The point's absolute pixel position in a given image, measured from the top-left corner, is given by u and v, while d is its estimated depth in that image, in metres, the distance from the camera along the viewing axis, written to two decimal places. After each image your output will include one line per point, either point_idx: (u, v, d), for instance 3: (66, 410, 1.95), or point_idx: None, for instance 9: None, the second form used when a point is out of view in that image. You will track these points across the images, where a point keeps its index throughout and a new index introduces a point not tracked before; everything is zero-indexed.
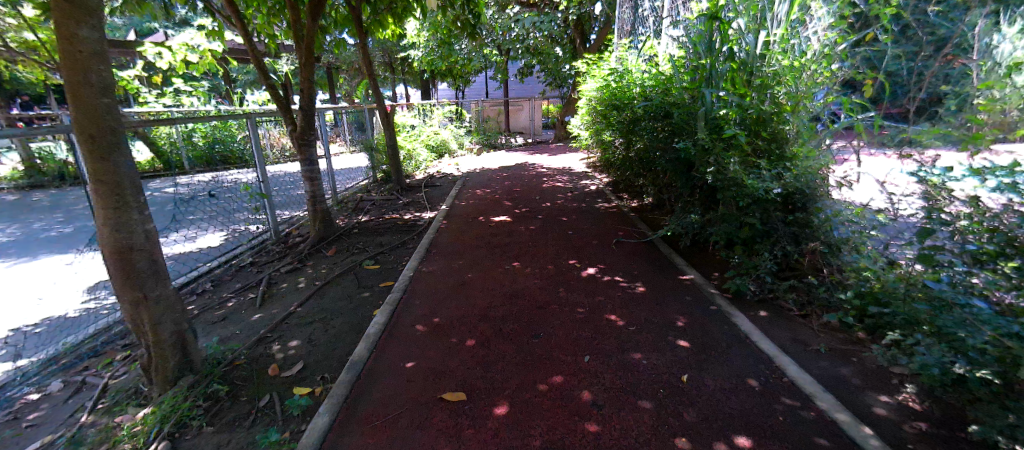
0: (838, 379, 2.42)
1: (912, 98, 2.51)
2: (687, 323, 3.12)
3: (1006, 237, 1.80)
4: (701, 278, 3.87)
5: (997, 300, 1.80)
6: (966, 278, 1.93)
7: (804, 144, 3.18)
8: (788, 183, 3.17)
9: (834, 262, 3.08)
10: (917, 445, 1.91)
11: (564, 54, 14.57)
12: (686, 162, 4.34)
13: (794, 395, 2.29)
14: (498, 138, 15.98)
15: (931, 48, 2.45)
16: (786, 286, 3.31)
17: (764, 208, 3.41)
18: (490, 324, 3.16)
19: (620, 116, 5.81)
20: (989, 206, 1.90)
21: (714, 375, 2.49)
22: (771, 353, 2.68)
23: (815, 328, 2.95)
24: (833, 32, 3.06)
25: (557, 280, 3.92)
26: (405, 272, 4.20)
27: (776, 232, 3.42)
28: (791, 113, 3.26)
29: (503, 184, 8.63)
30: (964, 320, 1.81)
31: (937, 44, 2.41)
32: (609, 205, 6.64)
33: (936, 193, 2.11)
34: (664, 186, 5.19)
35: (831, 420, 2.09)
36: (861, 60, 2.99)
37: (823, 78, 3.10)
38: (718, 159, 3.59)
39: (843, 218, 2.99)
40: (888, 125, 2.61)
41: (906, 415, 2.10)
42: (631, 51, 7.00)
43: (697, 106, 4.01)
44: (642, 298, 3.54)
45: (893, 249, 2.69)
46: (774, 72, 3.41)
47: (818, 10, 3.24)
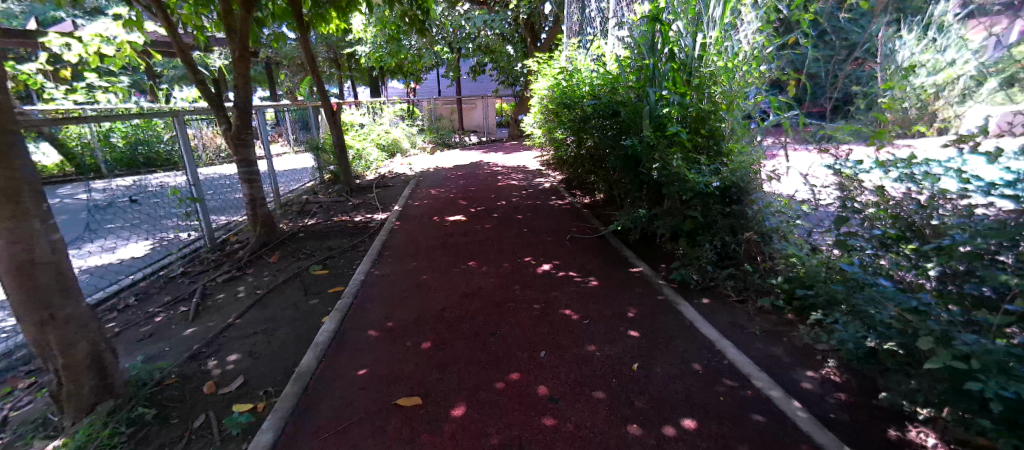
0: (771, 358, 2.61)
1: (829, 98, 2.78)
2: (638, 314, 3.24)
3: (906, 222, 2.01)
4: (649, 270, 4.04)
5: (899, 278, 1.98)
6: (874, 260, 2.11)
7: (738, 140, 3.39)
8: (725, 178, 3.39)
9: (767, 249, 3.32)
10: (837, 415, 2.10)
11: (516, 53, 14.65)
12: (634, 159, 4.49)
13: (734, 376, 2.45)
14: (452, 137, 15.77)
15: (845, 53, 2.68)
16: (725, 274, 3.53)
17: (705, 201, 3.64)
18: (446, 326, 3.11)
19: (570, 115, 5.89)
20: (892, 194, 2.14)
21: (662, 363, 2.61)
22: (713, 338, 2.84)
23: (751, 312, 3.17)
24: (761, 35, 3.25)
25: (513, 278, 3.94)
26: (357, 276, 4.06)
27: (716, 224, 3.62)
28: (727, 111, 3.44)
29: (458, 183, 8.54)
30: (873, 298, 1.96)
31: (850, 49, 2.65)
32: (562, 201, 6.77)
33: (850, 185, 2.36)
34: (614, 182, 5.35)
35: (765, 397, 2.25)
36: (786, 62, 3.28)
37: (753, 79, 3.28)
38: (662, 155, 3.75)
39: (774, 209, 3.21)
40: (811, 123, 2.84)
41: (829, 388, 2.31)
42: (580, 51, 7.19)
43: (643, 106, 4.16)
44: (595, 292, 3.63)
45: (816, 236, 2.95)
46: (711, 72, 3.59)
47: (748, 15, 3.44)
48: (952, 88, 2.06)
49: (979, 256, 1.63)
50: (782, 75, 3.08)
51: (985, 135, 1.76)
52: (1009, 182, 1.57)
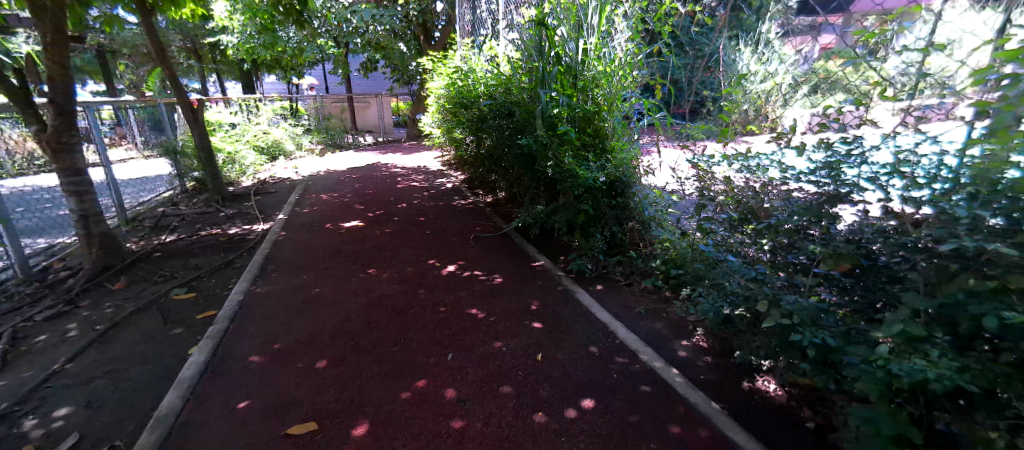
0: (654, 332, 2.92)
1: (687, 101, 3.16)
2: (540, 306, 3.38)
3: (746, 207, 2.38)
4: (549, 263, 4.24)
5: (745, 253, 2.35)
6: (727, 239, 2.49)
7: (619, 138, 3.73)
8: (610, 173, 3.69)
9: (647, 236, 3.70)
10: (706, 375, 2.43)
11: (409, 50, 14.24)
12: (529, 157, 4.65)
13: (624, 353, 2.69)
14: (344, 137, 14.76)
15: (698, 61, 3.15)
16: (614, 261, 3.85)
17: (594, 196, 3.88)
18: (343, 340, 2.90)
19: (468, 114, 5.89)
20: (737, 183, 2.52)
21: (563, 350, 2.75)
22: (606, 321, 3.07)
23: (637, 293, 3.50)
24: (632, 43, 3.59)
25: (416, 282, 3.83)
26: (233, 296, 3.60)
27: (605, 216, 3.93)
28: (608, 112, 3.75)
29: (352, 186, 8.04)
30: (726, 272, 2.30)
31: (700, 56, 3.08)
32: (465, 201, 6.77)
33: (705, 176, 2.74)
34: (515, 180, 5.50)
35: (650, 369, 2.51)
36: (655, 67, 3.67)
37: (628, 84, 3.67)
38: (555, 154, 3.93)
39: (650, 200, 3.62)
40: (676, 123, 3.24)
41: (700, 353, 2.65)
42: (473, 51, 7.23)
43: (534, 106, 4.31)
44: (499, 289, 3.70)
45: (684, 221, 3.35)
46: (592, 76, 3.86)
47: (620, 25, 3.73)
48: (775, 94, 2.46)
49: (797, 231, 2.01)
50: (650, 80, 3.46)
51: (793, 133, 2.20)
52: (811, 170, 1.99)
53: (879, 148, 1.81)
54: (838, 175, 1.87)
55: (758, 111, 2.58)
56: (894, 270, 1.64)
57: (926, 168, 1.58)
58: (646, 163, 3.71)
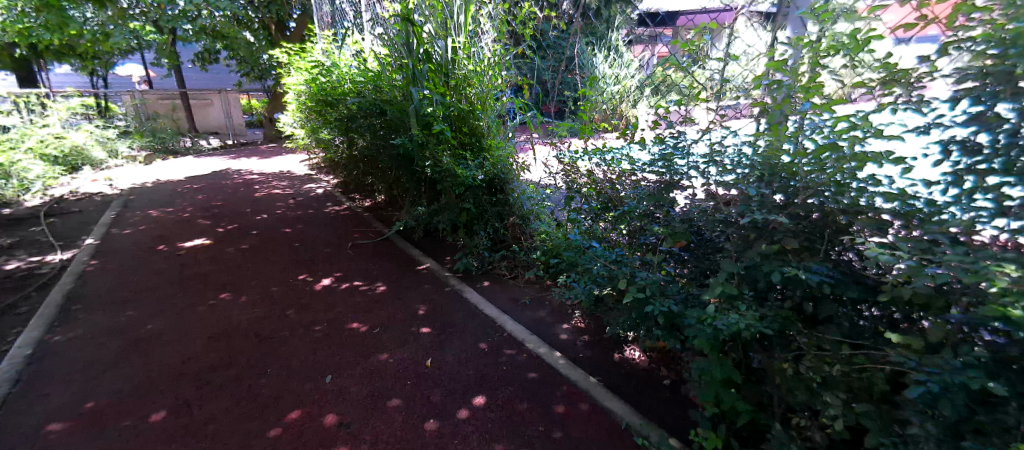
0: (539, 320, 3.08)
1: (557, 101, 3.49)
2: (428, 310, 3.30)
3: (606, 197, 2.65)
4: (435, 265, 4.17)
5: (607, 238, 2.61)
6: (593, 227, 2.72)
7: (495, 137, 3.78)
8: (488, 171, 3.78)
9: (527, 229, 3.86)
10: (584, 353, 2.65)
11: (258, 41, 12.61)
12: (406, 157, 4.49)
13: (511, 345, 2.78)
14: (180, 141, 12.50)
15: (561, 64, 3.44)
16: (499, 257, 3.94)
17: (475, 194, 3.98)
18: (190, 382, 2.46)
19: (334, 113, 5.43)
20: (597, 175, 2.76)
21: (452, 352, 2.73)
22: (493, 316, 3.14)
23: (522, 285, 3.65)
24: (499, 44, 3.71)
25: (283, 302, 3.42)
26: (20, 351, 2.79)
27: (486, 213, 4.00)
28: (482, 111, 3.78)
29: (196, 198, 6.86)
30: (593, 257, 2.52)
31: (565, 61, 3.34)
32: (339, 207, 6.28)
33: (572, 170, 2.95)
34: (394, 182, 5.27)
35: (536, 356, 2.63)
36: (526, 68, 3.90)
37: (498, 84, 3.75)
38: (432, 154, 3.85)
39: (527, 195, 3.74)
40: (546, 121, 3.45)
41: (578, 333, 2.87)
42: (334, 44, 6.64)
43: (407, 104, 4.04)
44: (382, 298, 3.51)
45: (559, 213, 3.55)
46: (464, 75, 3.85)
47: (486, 26, 3.82)
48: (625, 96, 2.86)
49: (645, 215, 2.29)
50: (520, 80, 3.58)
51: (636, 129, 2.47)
52: (651, 162, 2.29)
53: (698, 141, 2.15)
54: (671, 165, 2.18)
55: (614, 110, 2.92)
56: (716, 242, 1.98)
57: (732, 156, 1.94)
58: (521, 159, 3.85)
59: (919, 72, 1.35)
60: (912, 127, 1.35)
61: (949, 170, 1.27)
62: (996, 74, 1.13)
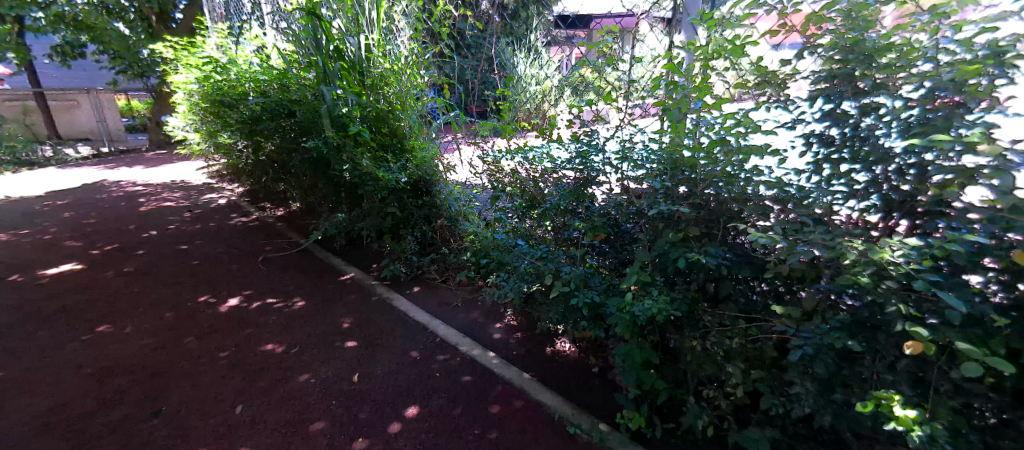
0: (472, 322, 3.05)
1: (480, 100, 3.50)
2: (353, 322, 3.13)
3: (529, 196, 2.70)
4: (360, 274, 3.97)
5: (534, 237, 2.63)
6: (522, 225, 2.70)
7: (418, 137, 3.66)
8: (412, 173, 3.65)
9: (456, 231, 3.81)
10: (517, 351, 2.68)
11: (136, 34, 11.05)
12: (321, 161, 4.20)
13: (444, 350, 2.73)
14: (37, 150, 10.58)
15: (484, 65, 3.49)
16: (428, 261, 3.84)
17: (400, 197, 3.83)
18: (62, 434, 2.10)
19: (233, 115, 4.90)
20: (521, 173, 2.79)
21: (381, 363, 2.62)
22: (425, 322, 3.06)
23: (453, 288, 3.60)
24: (416, 43, 3.62)
25: (181, 329, 3.05)
26: None
27: (413, 216, 3.89)
28: (402, 111, 3.60)
29: (61, 217, 5.85)
30: (518, 254, 2.51)
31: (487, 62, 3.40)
32: (247, 219, 5.73)
33: (496, 169, 2.96)
34: (309, 188, 4.88)
35: (470, 358, 2.61)
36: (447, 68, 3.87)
37: (417, 84, 3.60)
38: (350, 156, 3.60)
39: (455, 195, 3.61)
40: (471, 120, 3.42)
41: (511, 331, 2.90)
42: (229, 39, 5.99)
43: (320, 104, 3.76)
44: (301, 314, 3.26)
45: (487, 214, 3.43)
46: (380, 73, 3.68)
47: (401, 23, 3.73)
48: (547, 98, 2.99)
49: (566, 211, 2.37)
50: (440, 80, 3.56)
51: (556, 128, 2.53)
52: (569, 159, 2.37)
53: (610, 139, 2.27)
54: (588, 161, 2.28)
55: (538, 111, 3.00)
56: (632, 234, 2.10)
57: (642, 152, 2.07)
58: (447, 160, 3.78)
59: (784, 75, 1.55)
60: (782, 122, 1.55)
61: (812, 160, 1.47)
62: (840, 76, 1.34)
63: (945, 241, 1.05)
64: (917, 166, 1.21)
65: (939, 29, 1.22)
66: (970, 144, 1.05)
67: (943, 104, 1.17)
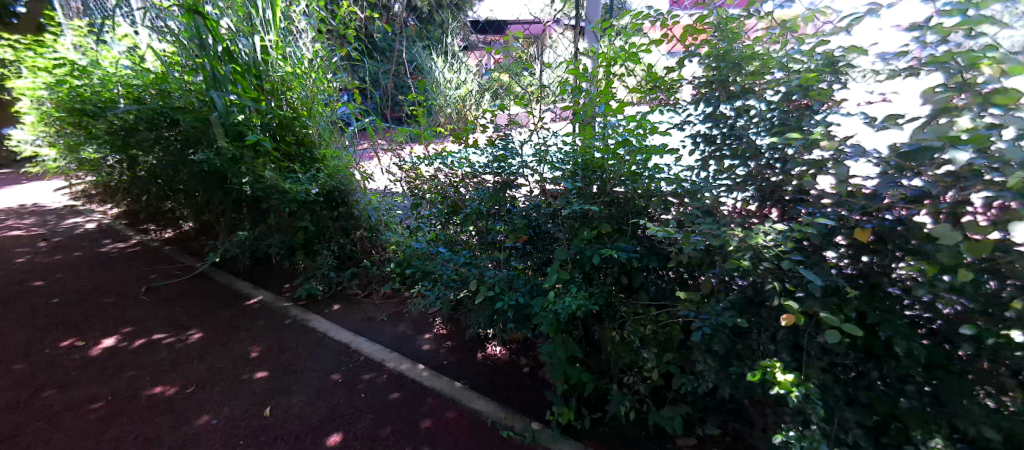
0: (398, 336, 2.93)
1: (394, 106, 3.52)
2: (263, 350, 2.85)
3: (451, 203, 2.63)
4: (270, 296, 3.63)
5: (456, 245, 2.59)
6: (444, 232, 2.66)
7: (328, 145, 3.42)
8: (324, 184, 3.40)
9: (378, 241, 3.63)
10: (447, 360, 2.63)
11: None
12: (216, 175, 3.76)
13: (369, 368, 2.59)
14: None
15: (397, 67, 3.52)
16: (349, 275, 3.61)
17: (312, 210, 3.57)
18: None
19: (99, 126, 4.19)
20: (439, 178, 2.74)
21: (298, 392, 2.41)
22: (347, 342, 2.88)
23: (378, 302, 3.44)
24: (320, 45, 3.44)
25: (39, 382, 2.56)
26: None
27: (328, 230, 3.65)
28: (309, 118, 3.36)
29: None
30: (441, 262, 2.47)
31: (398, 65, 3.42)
32: (125, 244, 4.97)
33: (413, 176, 2.90)
34: (202, 205, 4.35)
35: (398, 374, 2.51)
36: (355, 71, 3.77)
37: (324, 88, 3.39)
38: (250, 168, 3.25)
39: (374, 204, 3.47)
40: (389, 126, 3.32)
41: (441, 340, 2.83)
42: (90, 37, 5.03)
43: (210, 110, 3.35)
44: (199, 347, 2.90)
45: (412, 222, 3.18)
46: (281, 78, 3.33)
47: (302, 24, 3.51)
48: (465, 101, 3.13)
49: (485, 214, 2.37)
50: (350, 84, 3.45)
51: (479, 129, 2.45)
52: (488, 163, 2.37)
53: (525, 142, 2.32)
54: (506, 165, 2.29)
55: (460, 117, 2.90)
56: (552, 233, 2.17)
57: (558, 154, 2.15)
58: (364, 168, 3.58)
59: (672, 81, 1.70)
60: (674, 123, 1.71)
61: (699, 157, 1.63)
62: (715, 82, 1.51)
63: (803, 225, 1.22)
64: (782, 160, 1.39)
65: (787, 41, 1.42)
66: (815, 141, 1.23)
67: (795, 106, 1.36)
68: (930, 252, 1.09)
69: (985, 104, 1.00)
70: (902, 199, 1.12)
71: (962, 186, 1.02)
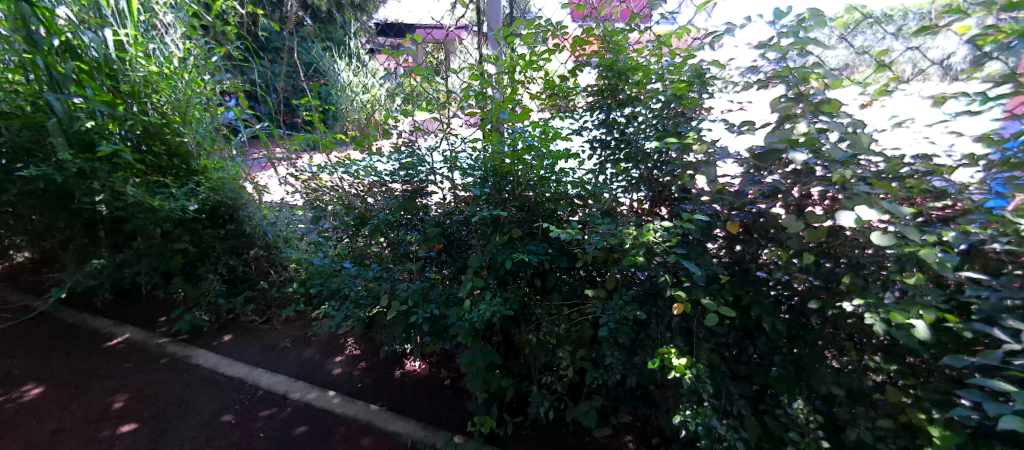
0: (303, 363, 2.68)
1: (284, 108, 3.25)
2: (132, 397, 2.43)
3: (358, 215, 2.41)
4: (140, 333, 3.11)
5: (364, 260, 2.42)
6: (352, 245, 2.48)
7: (209, 156, 3.03)
8: (206, 198, 2.99)
9: (277, 260, 3.27)
10: (361, 382, 2.46)
11: None
12: (60, 194, 3.12)
13: (269, 403, 2.33)
14: None
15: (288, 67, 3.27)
16: (242, 300, 3.20)
17: (192, 230, 3.12)
18: None
19: None
20: (346, 188, 2.51)
21: (179, 441, 2.09)
22: (241, 376, 2.57)
23: (278, 328, 3.11)
24: (192, 41, 3.03)
25: None
26: None
27: (214, 251, 3.20)
28: (183, 124, 2.94)
29: None
30: (347, 278, 2.32)
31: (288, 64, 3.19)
32: None
33: (312, 187, 2.63)
34: (40, 231, 3.57)
35: (304, 405, 2.29)
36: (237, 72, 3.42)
37: (201, 89, 2.93)
38: (105, 183, 2.74)
39: (270, 219, 3.14)
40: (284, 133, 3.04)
41: (353, 362, 2.65)
42: None
43: (45, 116, 2.76)
44: (41, 405, 2.39)
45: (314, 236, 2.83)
46: (142, 78, 2.82)
47: (167, 18, 3.07)
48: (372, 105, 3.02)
49: (393, 224, 2.27)
50: (235, 85, 3.13)
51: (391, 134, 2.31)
52: (394, 171, 2.26)
53: (433, 149, 2.27)
54: (415, 172, 2.21)
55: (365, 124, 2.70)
56: (464, 240, 2.15)
57: (468, 160, 2.13)
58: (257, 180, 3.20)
59: (568, 88, 1.79)
60: (574, 129, 1.80)
61: (597, 162, 1.76)
62: (605, 90, 1.64)
63: (684, 221, 1.36)
64: (667, 162, 1.52)
65: (661, 54, 1.60)
66: (688, 144, 1.39)
67: (674, 112, 1.51)
68: (783, 238, 1.29)
69: (816, 112, 1.19)
70: (761, 195, 1.30)
71: (803, 182, 1.21)
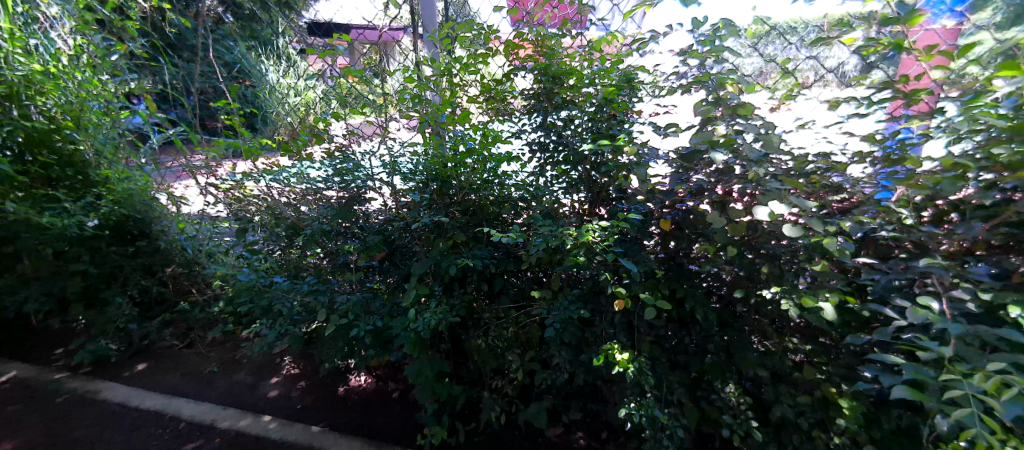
0: (234, 388, 2.47)
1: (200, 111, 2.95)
2: (20, 445, 2.11)
3: (289, 225, 2.23)
4: (31, 369, 2.71)
5: (297, 274, 2.26)
6: (283, 257, 2.29)
7: (111, 165, 2.70)
8: (108, 212, 2.66)
9: (200, 277, 2.97)
10: (300, 404, 2.31)
11: None
12: None
13: (194, 435, 2.12)
14: None
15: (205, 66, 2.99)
16: (158, 323, 2.89)
17: (93, 248, 2.76)
18: None
19: None
20: (276, 196, 2.32)
21: None
22: (160, 408, 2.32)
23: (204, 351, 2.84)
24: (83, 35, 2.64)
25: None
26: None
27: (121, 271, 2.84)
28: (77, 130, 2.59)
29: None
30: (279, 293, 2.16)
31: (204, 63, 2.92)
32: None
33: (236, 196, 2.40)
34: None
35: (235, 434, 2.11)
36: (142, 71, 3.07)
37: (96, 90, 2.57)
38: None
39: (188, 233, 2.85)
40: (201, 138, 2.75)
41: (291, 382, 2.48)
42: None
43: None
44: None
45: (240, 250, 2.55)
46: (21, 77, 2.43)
47: (52, 9, 2.69)
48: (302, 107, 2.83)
49: (330, 234, 2.14)
50: (138, 85, 2.80)
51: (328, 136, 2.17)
52: (327, 177, 2.14)
53: (369, 155, 2.18)
54: (352, 177, 2.10)
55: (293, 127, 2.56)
56: (406, 247, 2.09)
57: (408, 163, 2.06)
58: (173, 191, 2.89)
59: (505, 91, 1.80)
60: (512, 132, 1.81)
61: (535, 165, 1.79)
62: (541, 94, 1.68)
63: (620, 220, 1.42)
64: (603, 162, 1.56)
65: (592, 60, 1.65)
66: (620, 146, 1.44)
67: (607, 117, 1.58)
68: (709, 234, 1.38)
69: (733, 115, 1.28)
70: (689, 193, 1.39)
71: (724, 181, 1.30)
